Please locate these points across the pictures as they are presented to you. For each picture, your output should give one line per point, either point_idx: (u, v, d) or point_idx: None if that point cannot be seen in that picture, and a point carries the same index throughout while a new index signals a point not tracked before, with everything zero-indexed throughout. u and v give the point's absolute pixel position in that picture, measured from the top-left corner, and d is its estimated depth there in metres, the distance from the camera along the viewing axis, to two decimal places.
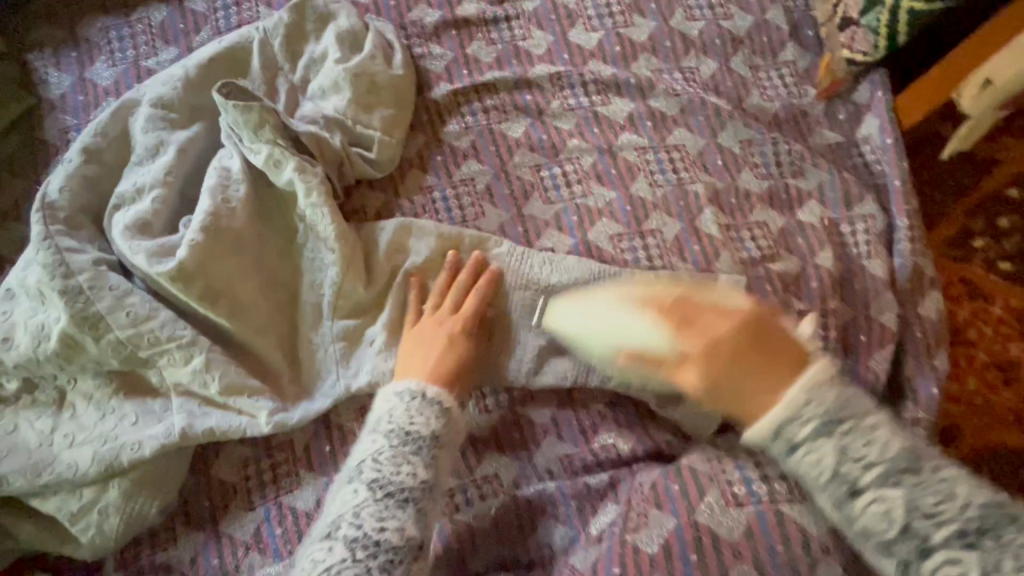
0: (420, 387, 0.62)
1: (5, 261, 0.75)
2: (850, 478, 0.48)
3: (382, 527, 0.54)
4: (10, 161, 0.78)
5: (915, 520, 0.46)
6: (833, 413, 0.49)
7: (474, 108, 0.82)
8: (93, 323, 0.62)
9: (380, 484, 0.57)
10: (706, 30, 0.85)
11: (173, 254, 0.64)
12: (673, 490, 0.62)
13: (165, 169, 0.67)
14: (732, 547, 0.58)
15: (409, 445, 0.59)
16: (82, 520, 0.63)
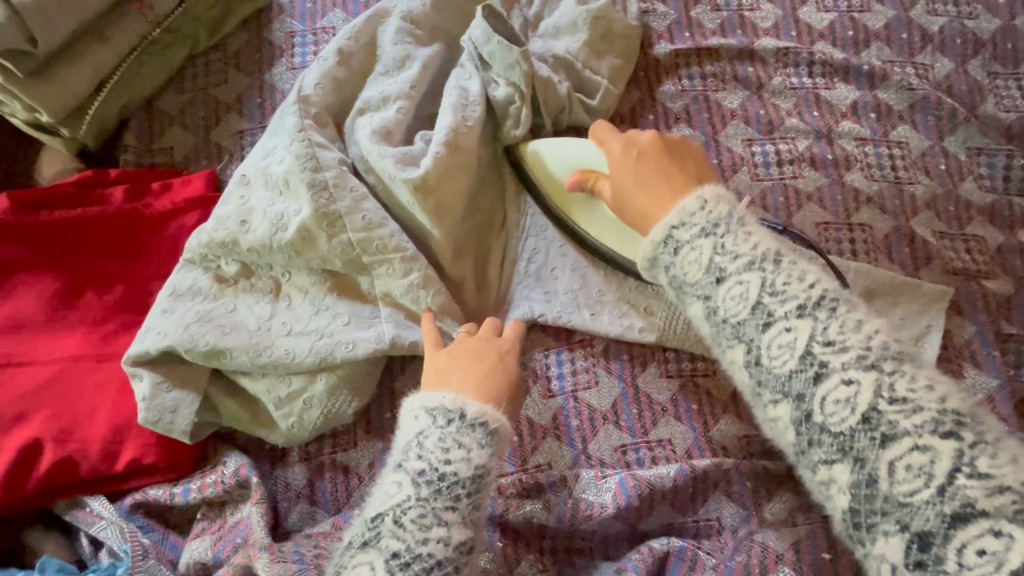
0: (457, 406, 0.55)
1: (222, 149, 0.76)
2: (726, 307, 0.48)
3: (427, 537, 0.49)
4: (236, 56, 0.79)
5: (764, 298, 0.47)
6: (717, 220, 0.51)
7: (692, 72, 0.79)
8: (331, 221, 0.64)
9: (427, 478, 0.51)
10: (947, 27, 0.81)
11: (415, 165, 0.65)
12: None
13: (411, 82, 0.67)
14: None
15: (443, 496, 0.51)
16: (287, 406, 0.65)
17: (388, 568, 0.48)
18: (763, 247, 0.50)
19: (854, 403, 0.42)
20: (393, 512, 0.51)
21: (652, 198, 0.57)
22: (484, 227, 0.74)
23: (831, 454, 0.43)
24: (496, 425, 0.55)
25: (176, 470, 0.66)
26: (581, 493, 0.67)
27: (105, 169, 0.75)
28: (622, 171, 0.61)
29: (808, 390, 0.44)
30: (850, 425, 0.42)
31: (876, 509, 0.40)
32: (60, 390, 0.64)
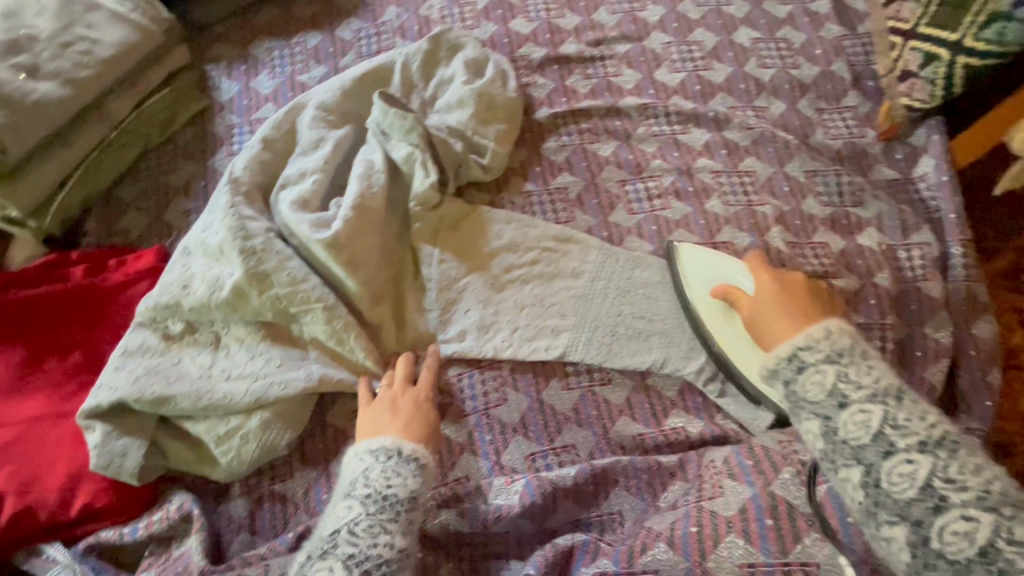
0: (395, 445, 0.67)
1: (172, 227, 0.89)
2: (825, 401, 0.61)
3: (376, 542, 0.61)
4: (185, 148, 0.93)
5: (886, 429, 0.58)
6: (839, 351, 0.63)
7: (570, 130, 0.95)
8: (261, 279, 0.75)
9: (374, 499, 0.63)
10: (776, 76, 0.97)
11: (328, 226, 0.77)
12: (748, 464, 0.66)
13: (324, 159, 0.81)
14: (805, 515, 0.61)
15: (388, 511, 0.63)
16: (225, 443, 0.73)
17: (347, 567, 0.59)
18: (882, 379, 0.61)
19: (914, 475, 0.56)
20: (348, 525, 0.62)
21: (782, 327, 0.67)
22: (400, 270, 0.85)
23: (892, 515, 0.56)
24: (426, 459, 0.68)
25: (127, 512, 0.72)
26: (493, 499, 0.74)
27: (68, 252, 0.86)
28: (766, 296, 0.72)
29: (879, 462, 0.57)
30: (910, 495, 0.55)
31: (936, 567, 0.53)
32: (21, 447, 0.72)
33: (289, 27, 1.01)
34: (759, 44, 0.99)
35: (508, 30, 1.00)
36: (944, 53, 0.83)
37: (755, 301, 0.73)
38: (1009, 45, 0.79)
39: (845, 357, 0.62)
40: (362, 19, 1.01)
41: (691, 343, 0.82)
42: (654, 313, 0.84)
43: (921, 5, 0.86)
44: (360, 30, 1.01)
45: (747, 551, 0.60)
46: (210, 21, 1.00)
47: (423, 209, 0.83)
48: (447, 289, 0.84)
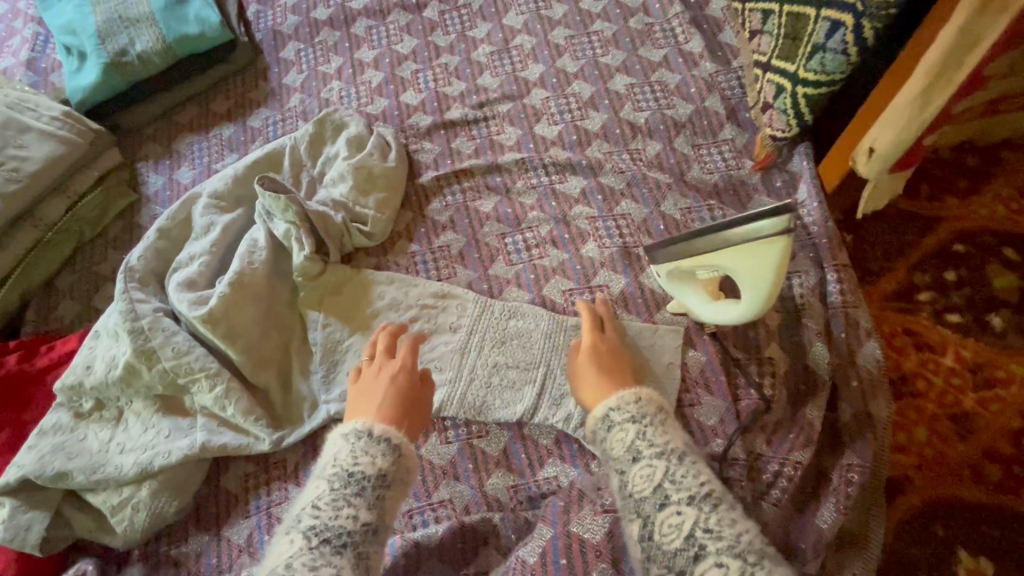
0: (366, 427, 0.62)
1: (100, 312, 0.99)
2: (620, 455, 0.62)
3: (338, 515, 0.55)
4: (115, 240, 1.05)
5: (665, 482, 0.58)
6: (644, 413, 0.64)
7: (454, 189, 1.00)
8: (149, 356, 0.82)
9: (340, 476, 0.58)
10: (651, 118, 1.00)
11: (207, 303, 0.84)
12: (557, 506, 0.74)
13: (212, 242, 0.89)
14: (594, 548, 0.69)
15: (352, 486, 0.57)
16: (119, 512, 0.79)
17: (306, 536, 0.54)
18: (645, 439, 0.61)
19: (680, 526, 0.54)
20: (312, 503, 0.57)
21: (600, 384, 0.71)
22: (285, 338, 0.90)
23: (660, 567, 0.54)
24: (400, 442, 0.62)
25: None
26: None
27: (9, 340, 0.96)
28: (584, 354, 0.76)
29: (654, 511, 0.57)
30: (675, 546, 0.54)
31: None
32: None
33: (209, 122, 1.13)
34: (634, 89, 1.02)
35: (399, 103, 1.08)
36: (788, 84, 0.83)
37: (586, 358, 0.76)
38: (834, 74, 0.76)
39: (605, 430, 0.65)
40: (271, 108, 1.12)
41: (564, 390, 0.83)
42: (527, 361, 0.86)
43: (774, 39, 0.87)
44: (269, 118, 1.11)
45: None
46: (140, 125, 1.13)
47: (304, 279, 0.90)
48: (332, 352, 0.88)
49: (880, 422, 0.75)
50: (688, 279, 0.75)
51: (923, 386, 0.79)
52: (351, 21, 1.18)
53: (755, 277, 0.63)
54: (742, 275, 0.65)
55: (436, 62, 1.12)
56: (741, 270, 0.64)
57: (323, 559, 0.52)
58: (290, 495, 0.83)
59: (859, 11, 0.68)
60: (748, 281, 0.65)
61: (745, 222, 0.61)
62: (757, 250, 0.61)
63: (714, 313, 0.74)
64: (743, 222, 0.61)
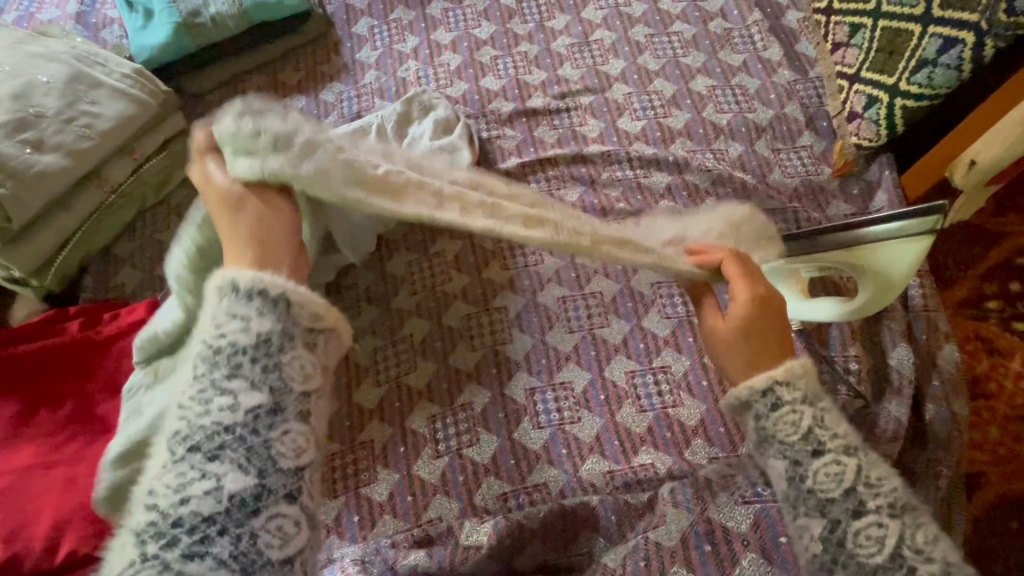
0: (215, 344, 0.46)
1: (164, 281, 0.95)
2: (798, 446, 0.58)
3: (213, 407, 0.44)
4: (178, 208, 1.00)
5: (856, 485, 0.55)
6: (807, 394, 0.60)
7: (538, 177, 1.00)
8: None
9: (209, 356, 0.45)
10: (733, 120, 1.02)
11: None
12: (688, 493, 0.76)
13: None
14: (741, 537, 0.72)
15: (222, 366, 0.45)
16: None
17: (170, 445, 0.44)
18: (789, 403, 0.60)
19: (882, 540, 0.53)
20: (181, 400, 0.46)
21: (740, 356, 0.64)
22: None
23: (852, 574, 0.53)
24: (276, 292, 0.47)
25: None
26: (465, 540, 0.76)
27: (66, 307, 0.92)
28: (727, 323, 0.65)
29: (848, 518, 0.55)
30: (878, 560, 0.53)
31: (846, 564, 0.54)
32: (4, 497, 0.74)
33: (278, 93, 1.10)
34: (715, 91, 1.05)
35: (479, 87, 1.08)
36: (884, 96, 0.88)
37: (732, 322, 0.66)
38: (939, 88, 0.82)
39: (769, 409, 0.60)
40: (344, 82, 1.10)
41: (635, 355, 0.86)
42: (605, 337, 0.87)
43: (863, 51, 0.91)
44: (343, 93, 1.09)
45: None
46: (202, 90, 1.09)
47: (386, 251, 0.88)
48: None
49: (963, 421, 0.80)
50: (790, 283, 0.82)
51: (995, 388, 0.87)
52: (426, 2, 1.17)
53: (887, 274, 0.75)
54: (873, 273, 0.76)
55: (516, 50, 1.12)
56: (874, 271, 0.75)
57: (208, 463, 0.43)
58: (378, 475, 0.81)
59: (983, 30, 0.75)
60: (879, 279, 0.76)
61: (894, 224, 0.70)
62: (902, 250, 0.72)
63: (818, 313, 0.83)
64: (892, 223, 0.70)
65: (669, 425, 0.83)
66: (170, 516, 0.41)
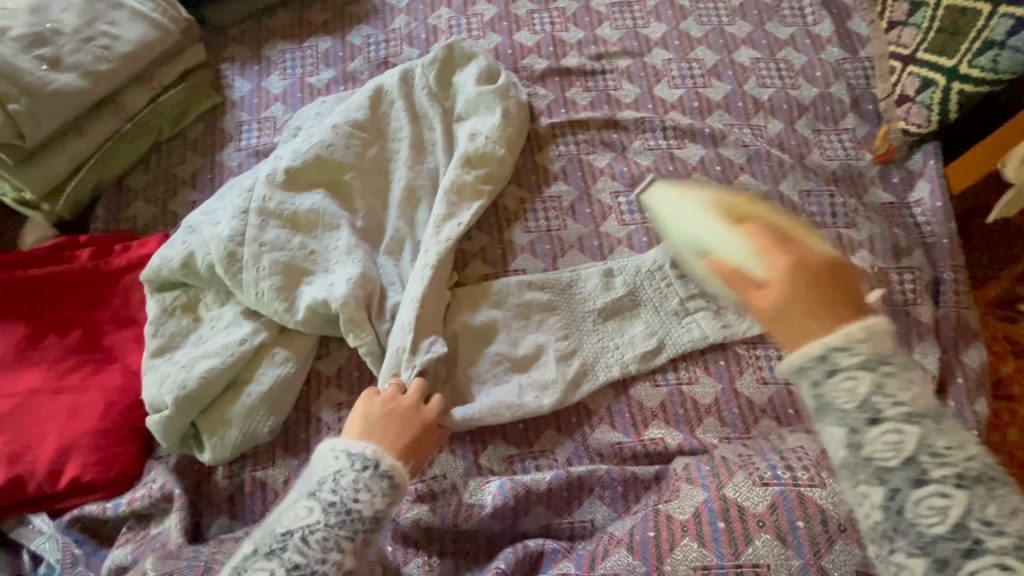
0: (375, 456, 0.59)
1: (177, 217, 0.92)
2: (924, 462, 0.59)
3: (357, 498, 0.56)
4: (194, 142, 0.97)
5: None
6: (880, 358, 0.49)
7: (568, 140, 0.97)
8: (236, 264, 0.78)
9: (337, 509, 0.55)
10: (775, 96, 0.98)
11: (299, 198, 0.82)
12: (704, 468, 0.68)
13: (319, 141, 0.85)
14: (756, 517, 0.63)
15: (347, 527, 0.55)
16: (210, 427, 0.76)
17: (325, 511, 0.55)
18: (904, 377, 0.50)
19: None
20: (301, 530, 0.54)
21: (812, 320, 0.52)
22: (374, 254, 0.84)
23: None
24: (401, 477, 0.60)
25: (112, 488, 0.75)
26: (468, 498, 0.74)
27: (77, 235, 0.90)
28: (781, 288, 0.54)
29: None
30: None
31: (909, 539, 0.46)
32: (15, 418, 0.75)
33: (303, 31, 1.06)
34: (759, 64, 1.00)
35: (512, 41, 1.04)
36: (941, 79, 0.85)
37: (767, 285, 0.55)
38: (1003, 73, 0.81)
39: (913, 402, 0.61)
40: (372, 26, 1.06)
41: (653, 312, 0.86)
42: (621, 298, 0.86)
43: (921, 31, 0.87)
44: (370, 36, 1.05)
45: (701, 553, 0.62)
46: (227, 23, 1.06)
47: (406, 197, 0.87)
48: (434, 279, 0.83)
49: (984, 422, 0.79)
50: None
51: (1017, 392, 0.86)
52: None
53: None
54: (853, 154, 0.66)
55: (553, 5, 1.07)
56: None
57: (333, 542, 0.54)
58: None
59: None
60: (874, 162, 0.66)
61: None
62: None
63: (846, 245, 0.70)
64: None
65: (682, 401, 0.82)
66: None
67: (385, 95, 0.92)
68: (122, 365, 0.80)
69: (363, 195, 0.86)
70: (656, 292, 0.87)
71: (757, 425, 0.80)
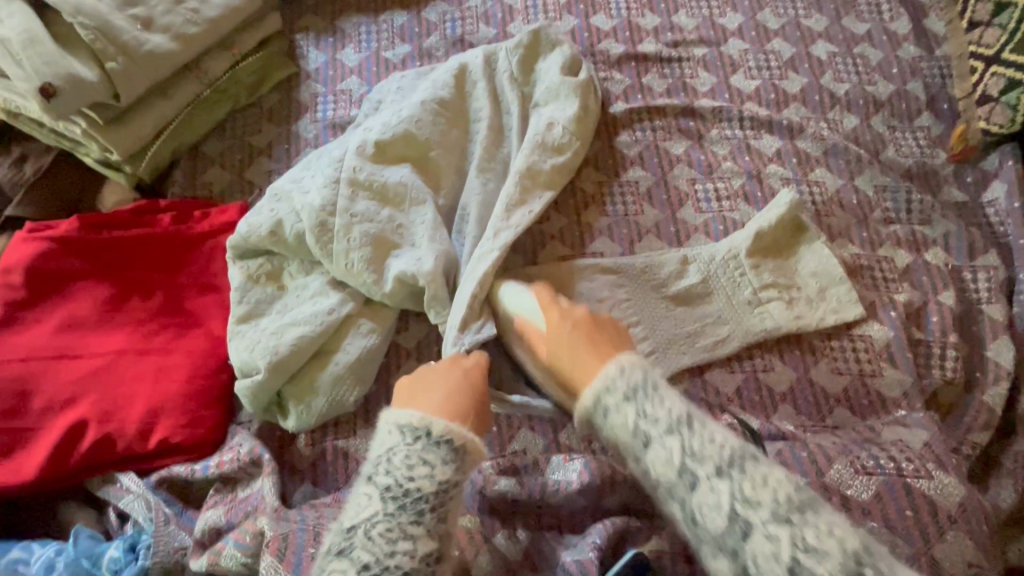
0: (423, 424, 0.57)
1: (254, 186, 0.92)
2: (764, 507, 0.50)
3: (413, 476, 0.54)
4: (270, 111, 0.97)
5: None
6: (635, 386, 0.57)
7: (644, 126, 0.97)
8: (326, 233, 0.78)
9: (393, 494, 0.54)
10: (851, 91, 0.99)
11: (387, 171, 0.82)
12: (802, 455, 0.68)
13: (407, 116, 0.85)
14: (862, 506, 0.65)
15: (410, 510, 0.53)
16: (297, 394, 0.77)
17: (382, 498, 0.54)
18: (678, 410, 0.56)
19: None
20: (365, 524, 0.53)
21: (584, 365, 0.62)
22: (450, 234, 0.84)
23: None
24: (463, 442, 0.57)
25: (198, 451, 0.75)
26: (550, 476, 0.75)
27: (156, 200, 0.90)
28: (557, 333, 0.66)
29: None
30: None
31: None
32: (104, 378, 0.76)
33: (378, 5, 1.05)
34: (835, 58, 1.01)
35: (589, 24, 1.03)
36: None
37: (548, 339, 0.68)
38: None
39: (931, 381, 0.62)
40: (448, 2, 1.05)
41: (732, 300, 0.87)
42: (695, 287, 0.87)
43: (1006, 31, 0.90)
44: (446, 14, 1.04)
45: None
46: None
47: (489, 177, 0.87)
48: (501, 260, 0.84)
49: None
50: None
51: None
52: None
53: None
54: None
55: None
56: None
57: (399, 527, 0.52)
58: None
59: None
60: None
61: None
62: None
63: None
64: None
65: (758, 388, 0.83)
66: (380, 564, 0.51)
67: (469, 75, 0.92)
68: (206, 330, 0.81)
69: (447, 173, 0.86)
70: (731, 280, 0.87)
71: (833, 415, 0.81)
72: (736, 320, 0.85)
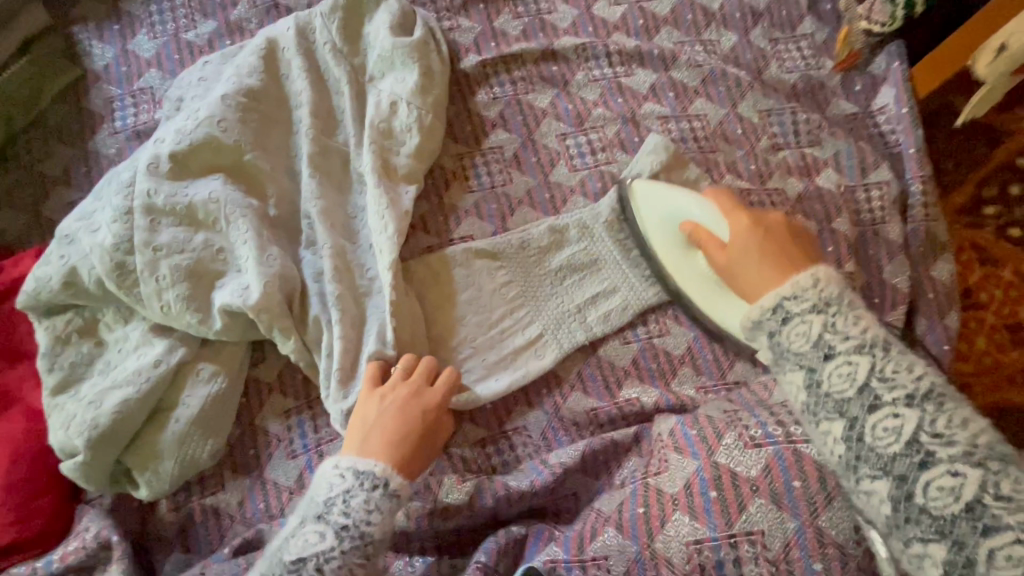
0: (385, 474, 0.57)
1: (54, 224, 0.78)
2: (903, 380, 0.50)
3: (369, 521, 0.55)
4: (58, 129, 0.81)
5: (986, 498, 0.44)
6: (828, 300, 0.55)
7: (502, 79, 0.85)
8: (128, 275, 0.66)
9: (349, 533, 0.55)
10: (726, 4, 0.88)
11: (192, 188, 0.69)
12: (692, 435, 0.66)
13: (206, 116, 0.71)
14: (749, 481, 0.61)
15: (359, 551, 0.55)
16: (141, 461, 0.67)
17: (338, 537, 0.55)
18: (871, 332, 0.53)
19: (958, 491, 0.45)
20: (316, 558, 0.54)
21: (763, 275, 0.61)
22: (289, 249, 0.73)
23: (927, 532, 0.45)
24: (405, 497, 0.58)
25: (41, 544, 0.66)
26: (444, 498, 0.69)
27: None
28: (740, 245, 0.66)
29: (912, 472, 0.47)
30: (952, 511, 0.45)
31: (918, 522, 0.46)
32: None
33: None
34: None
35: None
36: None
37: (729, 248, 0.67)
38: None
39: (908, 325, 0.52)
40: None
41: (621, 262, 0.79)
42: (576, 262, 0.79)
43: None
44: None
45: (693, 527, 0.60)
46: None
47: (324, 175, 0.75)
48: (354, 270, 0.73)
49: (953, 335, 0.77)
50: None
51: (985, 298, 0.91)
52: None
53: None
54: None
55: None
56: None
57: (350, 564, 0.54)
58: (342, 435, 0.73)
59: None
60: None
61: None
62: None
63: None
64: None
65: (655, 356, 0.77)
66: None
67: (281, 54, 0.77)
68: (24, 407, 0.70)
69: (271, 176, 0.74)
70: (615, 242, 0.79)
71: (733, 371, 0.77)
72: (625, 285, 0.78)
